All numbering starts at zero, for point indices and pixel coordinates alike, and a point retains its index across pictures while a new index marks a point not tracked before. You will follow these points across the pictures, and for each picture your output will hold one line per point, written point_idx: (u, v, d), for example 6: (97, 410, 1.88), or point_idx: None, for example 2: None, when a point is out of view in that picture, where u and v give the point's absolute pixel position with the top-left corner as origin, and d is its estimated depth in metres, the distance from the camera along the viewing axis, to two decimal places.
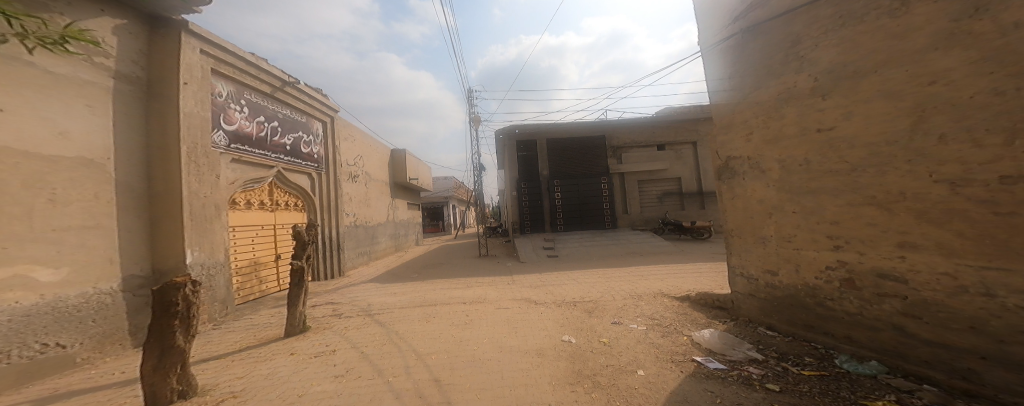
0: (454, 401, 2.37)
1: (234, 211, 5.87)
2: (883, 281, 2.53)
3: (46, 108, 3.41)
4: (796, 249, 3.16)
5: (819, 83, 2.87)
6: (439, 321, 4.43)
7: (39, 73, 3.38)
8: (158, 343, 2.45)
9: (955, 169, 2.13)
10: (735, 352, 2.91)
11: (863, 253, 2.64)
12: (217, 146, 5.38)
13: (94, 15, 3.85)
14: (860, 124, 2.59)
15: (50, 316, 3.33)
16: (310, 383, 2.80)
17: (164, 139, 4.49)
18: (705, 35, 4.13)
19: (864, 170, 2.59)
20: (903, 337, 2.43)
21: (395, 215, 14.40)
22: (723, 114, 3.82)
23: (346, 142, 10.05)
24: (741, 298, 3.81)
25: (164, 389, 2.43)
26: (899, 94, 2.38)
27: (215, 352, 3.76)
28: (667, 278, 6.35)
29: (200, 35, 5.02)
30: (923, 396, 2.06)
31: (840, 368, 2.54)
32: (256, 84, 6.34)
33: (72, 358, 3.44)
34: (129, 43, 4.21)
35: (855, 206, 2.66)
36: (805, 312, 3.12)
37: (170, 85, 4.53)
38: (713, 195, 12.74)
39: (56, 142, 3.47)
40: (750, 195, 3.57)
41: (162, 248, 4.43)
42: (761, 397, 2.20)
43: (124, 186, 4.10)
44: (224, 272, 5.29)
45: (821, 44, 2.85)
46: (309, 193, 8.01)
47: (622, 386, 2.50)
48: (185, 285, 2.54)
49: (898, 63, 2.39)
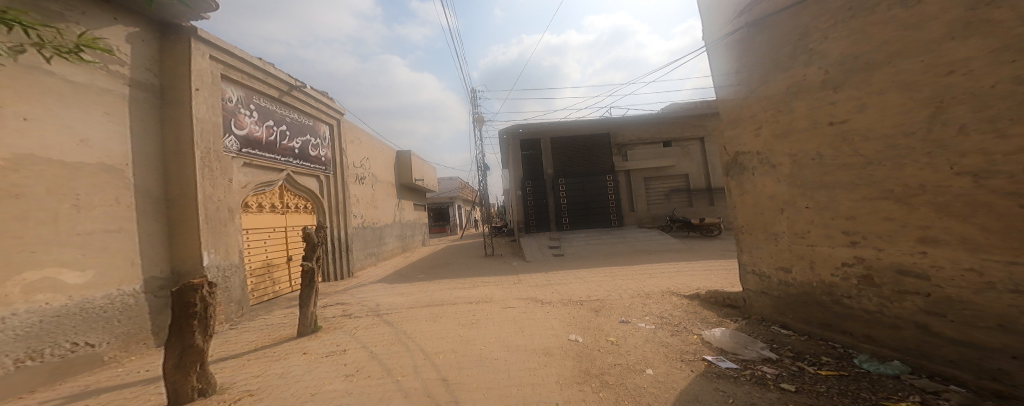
0: (461, 400, 2.37)
1: (246, 214, 6.01)
2: (903, 278, 2.43)
3: (68, 117, 3.55)
4: (809, 246, 3.07)
5: (830, 76, 2.78)
6: (445, 321, 4.45)
7: (59, 83, 3.51)
8: (179, 341, 2.52)
9: (977, 160, 2.03)
10: (747, 351, 2.83)
11: (881, 249, 2.55)
12: (229, 150, 5.51)
13: (107, 24, 3.97)
14: (875, 116, 2.50)
15: (79, 316, 3.46)
16: (323, 382, 2.85)
17: (179, 145, 4.63)
18: (710, 29, 4.05)
19: (880, 164, 2.50)
20: (926, 336, 2.33)
21: (402, 216, 14.54)
22: (730, 109, 3.74)
23: (352, 145, 10.20)
24: (753, 296, 3.72)
25: (185, 387, 2.50)
26: (915, 85, 2.29)
27: (231, 352, 3.85)
28: (674, 276, 6.26)
29: (209, 42, 5.14)
30: (950, 398, 1.97)
31: (859, 368, 2.46)
32: (265, 89, 6.48)
33: (99, 357, 3.58)
34: (141, 52, 4.33)
35: (871, 201, 2.57)
36: (820, 310, 3.03)
37: (182, 93, 4.67)
38: (722, 191, 12.49)
39: (77, 150, 3.60)
40: (760, 191, 3.48)
41: (179, 251, 4.57)
42: (776, 398, 2.14)
43: (142, 191, 4.23)
44: (239, 274, 5.43)
45: (831, 37, 2.76)
46: (318, 196, 8.14)
47: (630, 386, 2.47)
48: (202, 286, 2.60)
49: (913, 55, 2.30)
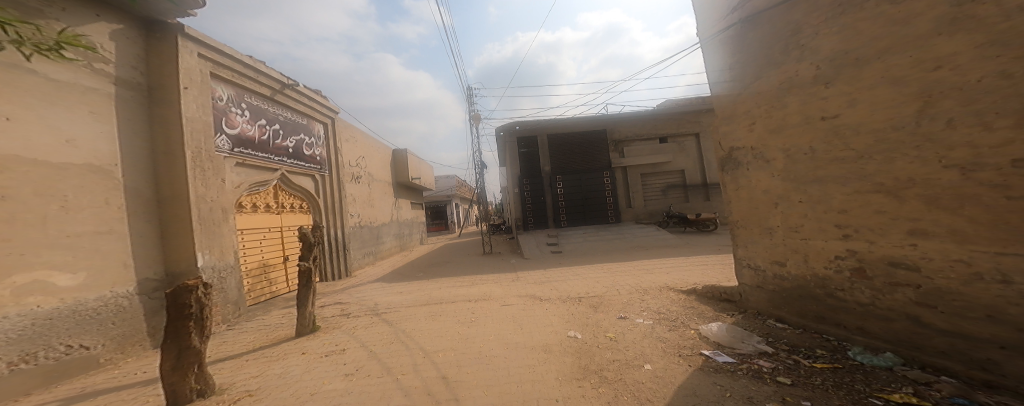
0: (462, 397, 2.39)
1: (240, 214, 5.95)
2: (894, 270, 2.47)
3: (53, 117, 3.49)
4: (803, 240, 3.10)
5: (821, 72, 2.80)
6: (445, 319, 4.46)
7: (42, 82, 3.44)
8: (176, 343, 2.51)
9: (965, 154, 2.07)
10: (744, 345, 2.87)
11: (873, 242, 2.58)
12: (221, 150, 5.45)
13: (89, 21, 3.89)
14: (866, 111, 2.52)
15: (71, 319, 3.42)
16: (322, 382, 2.85)
17: (169, 144, 4.57)
18: (705, 26, 4.04)
19: (870, 157, 2.53)
20: (917, 327, 2.38)
21: (399, 214, 14.47)
22: (723, 105, 3.75)
23: (347, 143, 10.12)
24: (749, 290, 3.76)
25: (183, 388, 2.49)
26: (905, 79, 2.31)
27: (229, 353, 3.83)
28: (672, 271, 6.31)
29: (197, 39, 5.05)
30: (941, 388, 2.02)
31: (854, 361, 2.50)
32: (256, 88, 6.40)
33: (95, 359, 3.55)
34: (125, 49, 4.25)
35: (863, 194, 2.60)
36: (814, 303, 3.07)
37: (172, 92, 4.60)
38: (718, 186, 12.59)
39: (63, 150, 3.54)
40: (755, 186, 3.51)
41: (173, 253, 4.53)
42: (772, 391, 2.17)
43: (132, 192, 4.17)
44: (235, 275, 5.39)
45: (822, 32, 2.78)
46: (313, 195, 8.07)
47: (629, 381, 2.49)
48: (197, 287, 2.58)
49: (901, 50, 2.32)
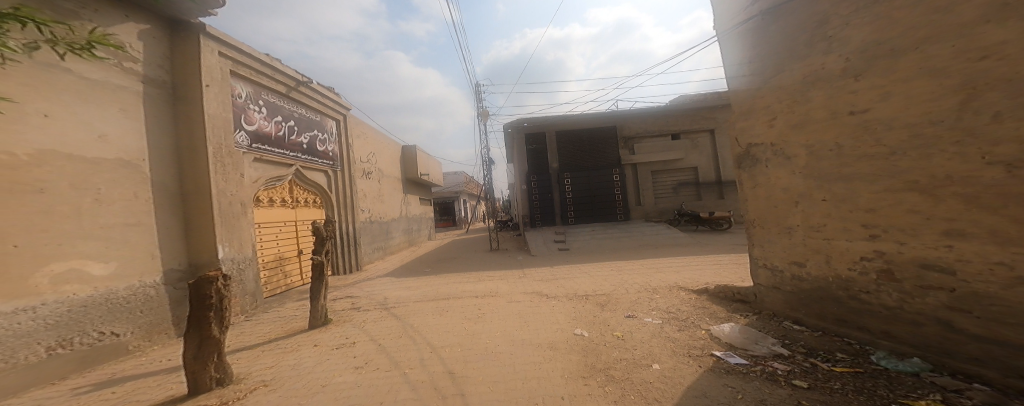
0: (468, 393, 2.39)
1: (258, 209, 6.15)
2: (926, 272, 2.32)
3: (87, 115, 3.68)
4: (825, 240, 2.95)
5: (851, 64, 2.66)
6: (452, 314, 4.48)
7: (76, 81, 3.62)
8: (198, 332, 2.60)
9: (1010, 148, 1.92)
10: (758, 347, 2.76)
11: (903, 243, 2.43)
12: (240, 146, 5.65)
13: (118, 21, 4.07)
14: (900, 105, 2.38)
15: (104, 306, 3.60)
16: (332, 374, 2.90)
17: (193, 142, 4.76)
18: (722, 18, 3.91)
19: (904, 154, 2.38)
20: (949, 333, 2.22)
21: (408, 211, 14.64)
22: (743, 101, 3.62)
23: (358, 139, 10.29)
24: (765, 291, 3.61)
25: (204, 377, 2.59)
26: (945, 71, 2.17)
27: (246, 343, 3.96)
28: (682, 270, 6.16)
29: (217, 38, 5.24)
30: (973, 396, 1.88)
31: (877, 365, 2.36)
32: (273, 85, 6.60)
33: (125, 346, 3.73)
34: (151, 47, 4.44)
35: (893, 192, 2.45)
36: (836, 305, 2.92)
37: (196, 91, 4.78)
38: (733, 184, 12.24)
39: (96, 146, 3.73)
40: (774, 183, 3.37)
41: (196, 246, 4.71)
42: (787, 394, 2.07)
43: (158, 186, 4.37)
44: (253, 267, 5.57)
45: (853, 23, 2.64)
46: (326, 190, 8.26)
47: (636, 380, 2.43)
48: (218, 278, 2.66)
49: (943, 40, 2.17)
